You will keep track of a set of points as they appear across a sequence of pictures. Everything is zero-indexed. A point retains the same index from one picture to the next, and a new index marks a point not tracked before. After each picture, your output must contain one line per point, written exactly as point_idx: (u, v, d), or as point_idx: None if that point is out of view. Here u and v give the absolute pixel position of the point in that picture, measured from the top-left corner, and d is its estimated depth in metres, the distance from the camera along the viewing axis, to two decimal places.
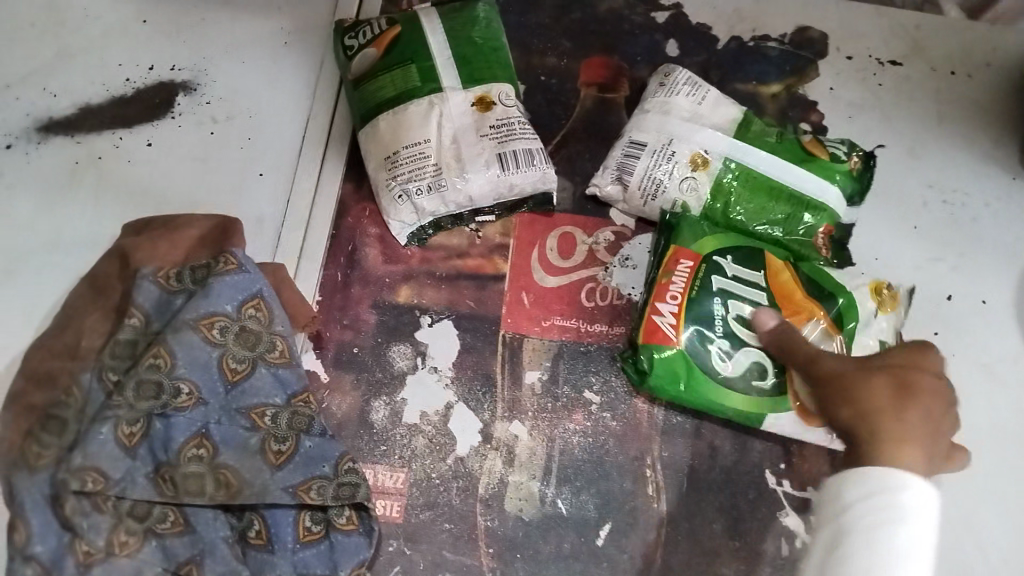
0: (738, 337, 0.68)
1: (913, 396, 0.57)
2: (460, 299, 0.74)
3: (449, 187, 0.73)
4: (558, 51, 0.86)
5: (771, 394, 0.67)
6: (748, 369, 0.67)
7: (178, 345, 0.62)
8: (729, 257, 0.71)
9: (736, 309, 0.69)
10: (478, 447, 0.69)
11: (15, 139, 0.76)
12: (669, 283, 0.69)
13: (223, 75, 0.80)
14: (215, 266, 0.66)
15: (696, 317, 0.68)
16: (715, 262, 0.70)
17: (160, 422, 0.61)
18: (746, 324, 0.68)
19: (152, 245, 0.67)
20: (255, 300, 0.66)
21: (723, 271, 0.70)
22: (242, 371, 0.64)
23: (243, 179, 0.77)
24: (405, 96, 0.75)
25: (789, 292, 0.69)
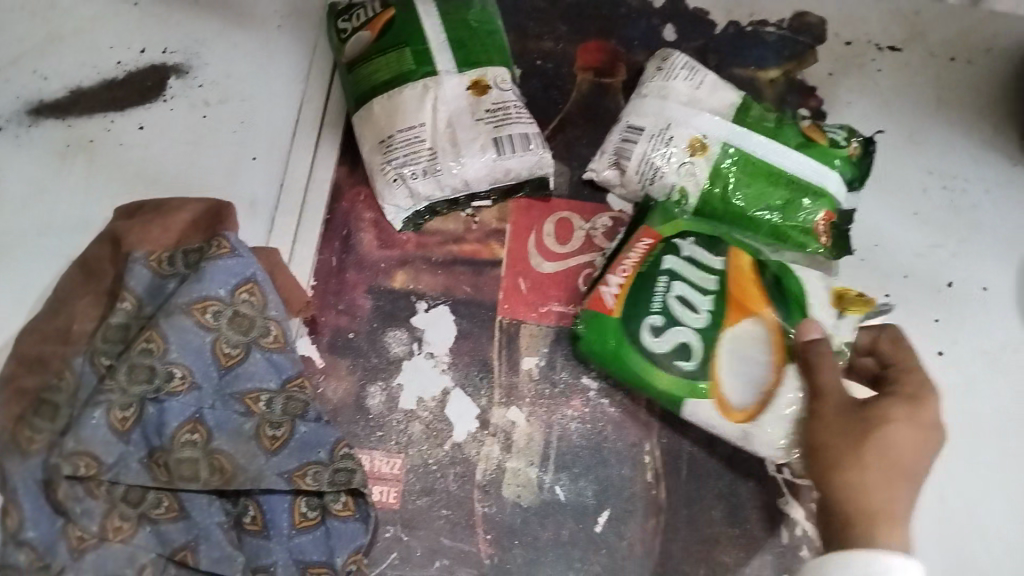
0: (675, 316, 0.67)
1: (899, 474, 0.55)
2: (457, 284, 0.73)
3: (444, 171, 0.72)
4: (555, 35, 0.85)
5: (689, 377, 0.66)
6: (674, 349, 0.66)
7: (170, 329, 0.61)
8: (691, 241, 0.70)
9: (682, 288, 0.67)
10: (475, 433, 0.68)
11: (6, 122, 0.75)
12: (624, 256, 0.69)
13: (214, 57, 0.79)
14: (208, 250, 0.64)
15: (640, 290, 0.67)
16: (672, 242, 0.69)
17: (153, 407, 0.60)
18: (687, 304, 0.67)
19: (145, 228, 0.66)
20: (248, 284, 0.65)
21: (679, 252, 0.69)
22: (236, 356, 0.63)
23: (237, 163, 0.76)
24: (399, 80, 0.74)
25: (737, 283, 0.67)
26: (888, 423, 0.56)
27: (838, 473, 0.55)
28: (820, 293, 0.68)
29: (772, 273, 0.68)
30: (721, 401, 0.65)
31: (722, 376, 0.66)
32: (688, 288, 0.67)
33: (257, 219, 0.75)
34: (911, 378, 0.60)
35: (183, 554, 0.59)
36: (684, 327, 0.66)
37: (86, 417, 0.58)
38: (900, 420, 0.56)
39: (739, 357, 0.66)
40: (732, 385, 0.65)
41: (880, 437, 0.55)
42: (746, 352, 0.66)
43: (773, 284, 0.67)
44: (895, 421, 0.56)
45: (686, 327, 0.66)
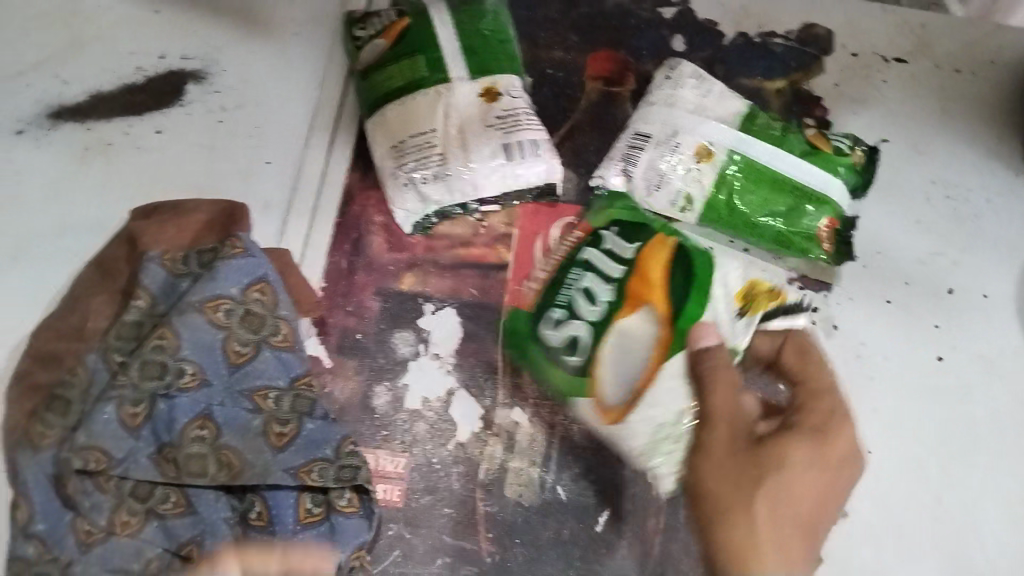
0: (576, 310, 0.69)
1: (787, 516, 0.57)
2: (464, 287, 0.74)
3: (454, 176, 0.73)
4: (565, 44, 0.86)
5: (576, 373, 0.68)
6: (568, 343, 0.69)
7: (183, 326, 0.62)
8: (612, 233, 0.72)
9: (590, 282, 0.70)
10: (479, 433, 0.69)
11: (27, 124, 0.76)
12: (553, 248, 0.73)
13: (232, 64, 0.81)
14: (222, 250, 0.66)
15: (553, 283, 0.71)
16: (597, 237, 0.72)
17: (164, 403, 0.62)
18: (590, 297, 0.70)
19: (160, 228, 0.67)
20: (260, 284, 0.66)
21: (599, 245, 0.72)
22: (246, 354, 0.64)
23: (251, 167, 0.77)
24: (413, 86, 0.76)
25: (642, 275, 0.69)
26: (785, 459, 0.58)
27: (722, 524, 0.57)
28: (726, 292, 0.70)
29: (672, 268, 0.69)
30: (600, 398, 0.68)
31: (605, 373, 0.68)
32: (596, 282, 0.70)
33: (269, 220, 0.76)
34: (813, 411, 0.61)
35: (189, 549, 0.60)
36: (579, 321, 0.69)
37: (98, 413, 0.60)
38: (797, 459, 0.58)
39: (621, 349, 0.69)
40: (614, 380, 0.68)
41: (739, 476, 0.58)
42: (635, 347, 0.69)
43: (679, 281, 0.69)
44: (759, 455, 0.58)
45: (579, 322, 0.69)
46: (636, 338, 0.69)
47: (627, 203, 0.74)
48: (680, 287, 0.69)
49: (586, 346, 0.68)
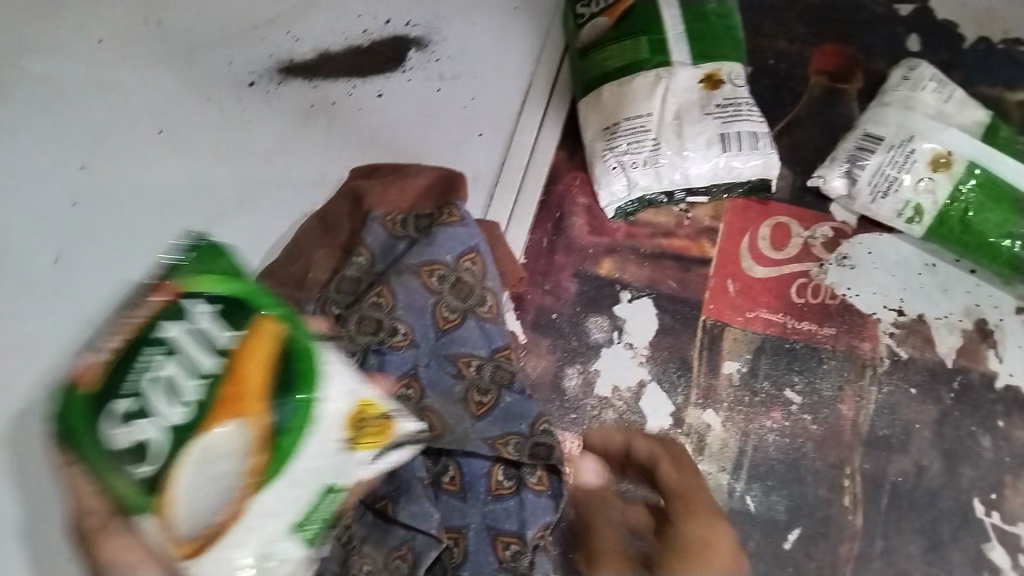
0: (153, 397, 0.31)
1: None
2: (663, 278, 0.70)
3: (665, 163, 0.70)
4: (791, 35, 0.82)
5: (139, 491, 0.31)
6: (134, 446, 0.30)
7: (400, 286, 0.64)
8: (210, 306, 0.33)
9: (173, 370, 0.31)
10: (668, 429, 0.66)
11: (258, 77, 0.76)
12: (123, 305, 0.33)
13: (454, 34, 0.79)
14: (440, 218, 0.66)
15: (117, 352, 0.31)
16: (182, 308, 0.32)
17: (375, 357, 0.63)
18: (168, 390, 0.31)
19: (383, 188, 0.68)
20: (471, 254, 0.66)
21: (194, 319, 0.32)
22: (454, 320, 0.64)
23: (464, 137, 0.76)
24: (632, 68, 0.73)
25: (235, 371, 0.32)
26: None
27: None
28: (340, 402, 0.35)
29: (296, 362, 0.34)
30: (169, 519, 0.31)
31: (182, 492, 0.31)
32: (195, 356, 0.32)
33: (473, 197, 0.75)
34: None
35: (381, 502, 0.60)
36: (176, 402, 0.31)
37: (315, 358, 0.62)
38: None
39: (214, 476, 0.32)
40: (190, 507, 0.31)
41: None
42: (222, 481, 0.32)
43: (288, 374, 0.33)
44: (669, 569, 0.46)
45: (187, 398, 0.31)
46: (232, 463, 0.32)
47: (221, 260, 0.34)
48: (290, 390, 0.33)
49: (164, 457, 0.31)
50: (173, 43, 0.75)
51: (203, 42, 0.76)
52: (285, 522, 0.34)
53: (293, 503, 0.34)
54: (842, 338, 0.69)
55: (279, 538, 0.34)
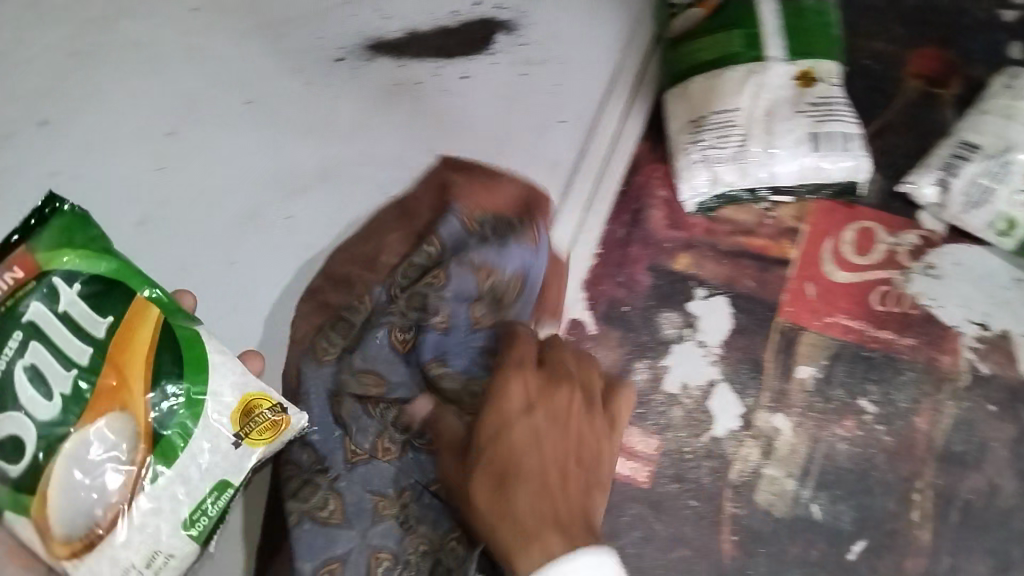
0: (15, 387, 0.43)
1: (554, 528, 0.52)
2: (741, 277, 0.69)
3: (752, 159, 0.69)
4: (888, 36, 0.80)
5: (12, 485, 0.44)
6: (1, 440, 0.43)
7: (457, 272, 0.60)
8: (77, 287, 0.45)
9: (37, 361, 0.44)
10: (736, 432, 0.64)
11: (347, 53, 0.76)
12: None
13: (542, 20, 0.79)
14: (519, 227, 0.62)
15: None
16: (39, 287, 0.44)
17: (429, 336, 0.61)
18: (39, 381, 0.44)
19: (464, 184, 0.66)
20: (519, 278, 0.62)
21: (55, 305, 0.45)
22: (490, 322, 0.62)
23: (545, 124, 0.73)
24: (724, 61, 0.72)
25: (119, 366, 0.45)
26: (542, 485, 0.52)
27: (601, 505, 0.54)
28: (228, 391, 0.46)
29: (187, 350, 0.46)
30: (44, 516, 0.44)
31: (57, 485, 0.44)
32: (50, 355, 0.44)
33: None
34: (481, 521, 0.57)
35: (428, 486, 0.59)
36: (46, 399, 0.44)
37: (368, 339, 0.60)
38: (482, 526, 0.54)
39: (95, 457, 0.44)
40: (67, 506, 0.44)
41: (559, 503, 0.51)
42: (106, 468, 0.44)
43: (167, 364, 0.46)
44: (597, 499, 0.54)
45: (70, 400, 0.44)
46: (119, 446, 0.44)
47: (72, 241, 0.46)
48: (165, 382, 0.45)
49: (34, 450, 0.43)
50: (265, 16, 0.76)
51: (292, 19, 0.77)
52: (175, 520, 0.45)
53: (190, 485, 0.46)
54: (922, 350, 0.67)
55: (162, 540, 0.45)
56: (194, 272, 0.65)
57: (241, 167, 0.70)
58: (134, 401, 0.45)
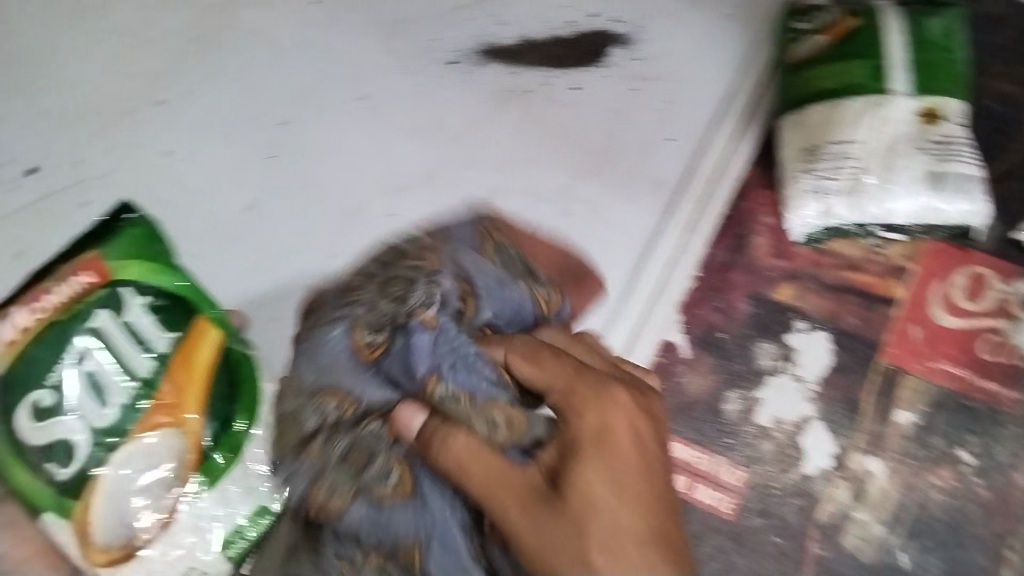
0: (70, 395, 0.46)
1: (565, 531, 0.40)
2: (844, 313, 0.67)
3: (868, 194, 0.68)
4: (1013, 77, 0.77)
5: (60, 488, 0.46)
6: (51, 443, 0.46)
7: (465, 244, 0.52)
8: (144, 295, 0.49)
9: (99, 363, 0.47)
10: (827, 471, 0.62)
11: (461, 56, 0.76)
12: (42, 288, 0.46)
13: (658, 37, 0.77)
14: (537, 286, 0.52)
15: (45, 342, 0.46)
16: (114, 294, 0.47)
17: (404, 338, 0.47)
18: (98, 392, 0.47)
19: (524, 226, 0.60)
20: (540, 296, 0.51)
21: (119, 310, 0.48)
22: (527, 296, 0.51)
23: (653, 140, 0.72)
24: (846, 92, 0.71)
25: (177, 389, 0.49)
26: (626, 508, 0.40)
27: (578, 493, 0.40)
28: (177, 442, 0.49)
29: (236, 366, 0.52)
30: (90, 526, 0.47)
31: (101, 507, 0.47)
32: (116, 348, 0.48)
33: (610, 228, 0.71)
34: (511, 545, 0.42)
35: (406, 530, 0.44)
36: (103, 407, 0.47)
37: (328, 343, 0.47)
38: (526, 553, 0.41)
39: (151, 470, 0.49)
40: (106, 520, 0.47)
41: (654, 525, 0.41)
42: (157, 467, 0.49)
43: (224, 380, 0.51)
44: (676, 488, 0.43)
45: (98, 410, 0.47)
46: (162, 463, 0.49)
47: (139, 239, 0.49)
48: (218, 400, 0.51)
49: (72, 459, 0.46)
50: (381, 14, 0.77)
51: (409, 17, 0.77)
52: (158, 501, 0.49)
53: (162, 500, 0.49)
54: None
55: (179, 531, 0.49)
56: (293, 258, 0.66)
57: (350, 160, 0.71)
58: (190, 418, 0.49)
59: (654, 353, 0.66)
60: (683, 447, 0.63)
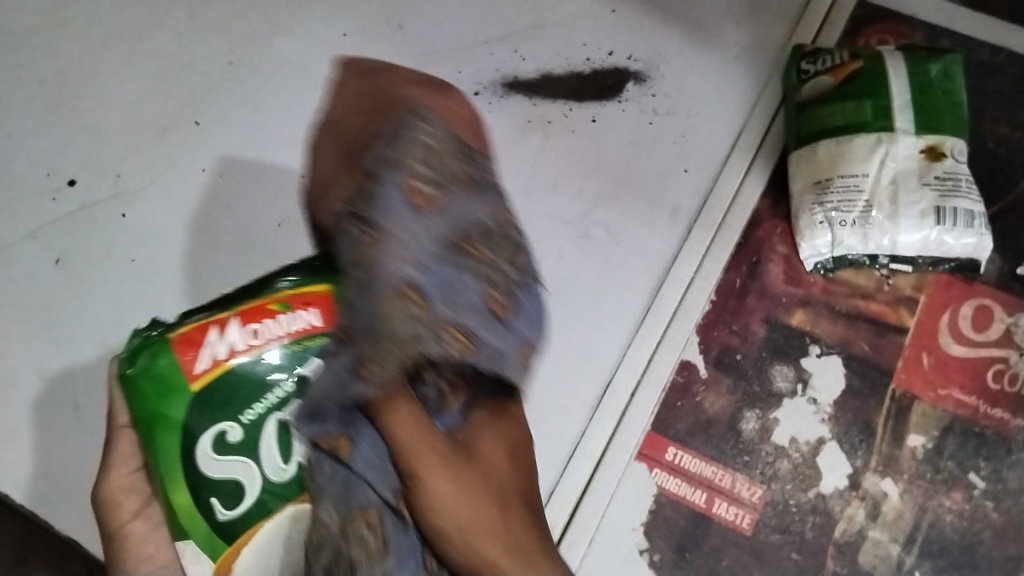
0: (212, 456, 0.48)
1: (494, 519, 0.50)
2: (856, 340, 0.69)
3: (876, 226, 0.69)
4: (1014, 121, 0.77)
5: (220, 528, 0.48)
6: (229, 481, 0.48)
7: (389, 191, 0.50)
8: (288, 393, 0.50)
9: (269, 435, 0.49)
10: (843, 491, 0.64)
11: (483, 87, 0.77)
12: (272, 316, 0.50)
13: (674, 73, 0.78)
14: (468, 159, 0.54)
15: (239, 384, 0.49)
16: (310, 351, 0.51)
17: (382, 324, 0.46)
18: (286, 448, 0.49)
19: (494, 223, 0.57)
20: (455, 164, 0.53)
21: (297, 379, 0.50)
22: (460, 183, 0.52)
23: (669, 171, 0.75)
24: (854, 128, 0.72)
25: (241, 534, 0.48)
26: (438, 497, 0.48)
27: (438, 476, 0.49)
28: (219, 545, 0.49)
29: None
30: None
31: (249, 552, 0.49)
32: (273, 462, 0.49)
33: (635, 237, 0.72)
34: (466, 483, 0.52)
35: (363, 515, 0.46)
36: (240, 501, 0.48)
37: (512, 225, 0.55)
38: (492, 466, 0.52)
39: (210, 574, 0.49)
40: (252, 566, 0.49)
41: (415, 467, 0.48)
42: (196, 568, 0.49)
43: None
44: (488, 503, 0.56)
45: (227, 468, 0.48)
46: None
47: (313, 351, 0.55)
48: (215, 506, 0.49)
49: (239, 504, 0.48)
50: (410, 47, 0.78)
51: (436, 51, 0.78)
52: None
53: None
54: None
55: None
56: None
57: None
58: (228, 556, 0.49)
59: (673, 371, 0.67)
60: (703, 465, 0.65)
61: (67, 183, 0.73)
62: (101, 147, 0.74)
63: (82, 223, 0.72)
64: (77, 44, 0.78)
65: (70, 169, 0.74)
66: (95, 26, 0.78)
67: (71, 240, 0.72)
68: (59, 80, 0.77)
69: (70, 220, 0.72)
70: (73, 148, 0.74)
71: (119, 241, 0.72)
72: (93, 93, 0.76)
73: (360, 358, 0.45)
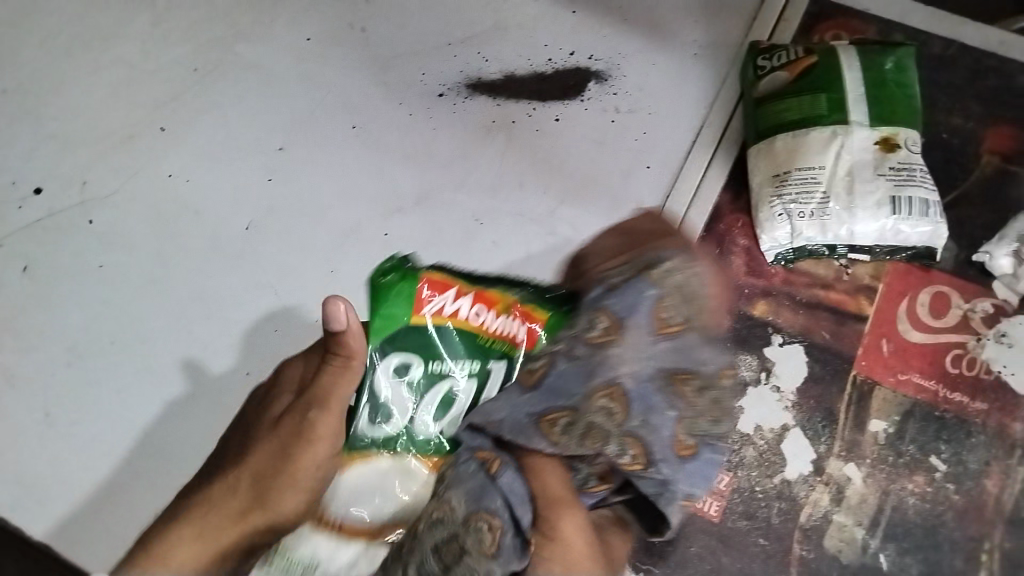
0: (404, 366, 0.51)
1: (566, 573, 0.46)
2: (817, 328, 0.70)
3: (833, 217, 0.70)
4: (965, 112, 0.79)
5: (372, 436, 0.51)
6: (406, 396, 0.51)
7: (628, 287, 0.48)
8: (471, 366, 0.51)
9: (446, 387, 0.51)
10: (807, 476, 0.66)
11: (448, 89, 0.78)
12: (494, 312, 0.51)
13: (634, 71, 0.79)
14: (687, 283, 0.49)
15: (440, 334, 0.51)
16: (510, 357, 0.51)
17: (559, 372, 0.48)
18: (444, 407, 0.51)
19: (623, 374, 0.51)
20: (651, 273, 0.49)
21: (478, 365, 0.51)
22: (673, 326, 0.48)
23: (632, 168, 0.75)
24: (810, 122, 0.73)
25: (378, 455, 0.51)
26: (569, 544, 0.47)
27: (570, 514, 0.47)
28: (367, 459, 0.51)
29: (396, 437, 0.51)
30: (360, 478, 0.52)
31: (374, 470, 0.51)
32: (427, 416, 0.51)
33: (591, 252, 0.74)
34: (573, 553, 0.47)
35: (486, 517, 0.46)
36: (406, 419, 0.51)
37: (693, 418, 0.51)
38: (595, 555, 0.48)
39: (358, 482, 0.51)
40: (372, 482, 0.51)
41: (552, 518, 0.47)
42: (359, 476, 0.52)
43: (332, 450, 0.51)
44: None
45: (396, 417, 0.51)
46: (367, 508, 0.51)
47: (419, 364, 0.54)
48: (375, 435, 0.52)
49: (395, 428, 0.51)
50: (374, 49, 0.79)
51: (400, 53, 0.79)
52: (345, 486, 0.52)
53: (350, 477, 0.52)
54: (992, 415, 0.68)
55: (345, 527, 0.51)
56: (296, 274, 0.71)
57: (345, 188, 0.74)
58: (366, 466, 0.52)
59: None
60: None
61: (33, 191, 0.74)
62: (67, 156, 0.75)
63: (48, 231, 0.72)
64: (38, 54, 0.78)
65: (34, 178, 0.74)
66: (57, 35, 0.78)
67: (36, 247, 0.72)
68: (20, 89, 0.77)
69: (40, 229, 0.72)
70: (38, 158, 0.75)
71: (88, 248, 0.72)
72: (56, 103, 0.76)
73: (544, 414, 0.48)
